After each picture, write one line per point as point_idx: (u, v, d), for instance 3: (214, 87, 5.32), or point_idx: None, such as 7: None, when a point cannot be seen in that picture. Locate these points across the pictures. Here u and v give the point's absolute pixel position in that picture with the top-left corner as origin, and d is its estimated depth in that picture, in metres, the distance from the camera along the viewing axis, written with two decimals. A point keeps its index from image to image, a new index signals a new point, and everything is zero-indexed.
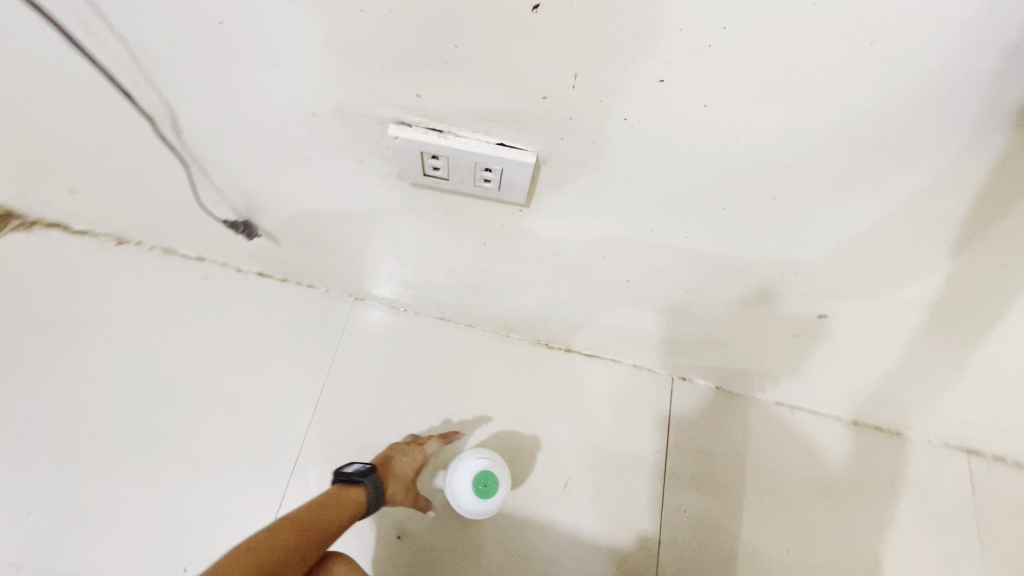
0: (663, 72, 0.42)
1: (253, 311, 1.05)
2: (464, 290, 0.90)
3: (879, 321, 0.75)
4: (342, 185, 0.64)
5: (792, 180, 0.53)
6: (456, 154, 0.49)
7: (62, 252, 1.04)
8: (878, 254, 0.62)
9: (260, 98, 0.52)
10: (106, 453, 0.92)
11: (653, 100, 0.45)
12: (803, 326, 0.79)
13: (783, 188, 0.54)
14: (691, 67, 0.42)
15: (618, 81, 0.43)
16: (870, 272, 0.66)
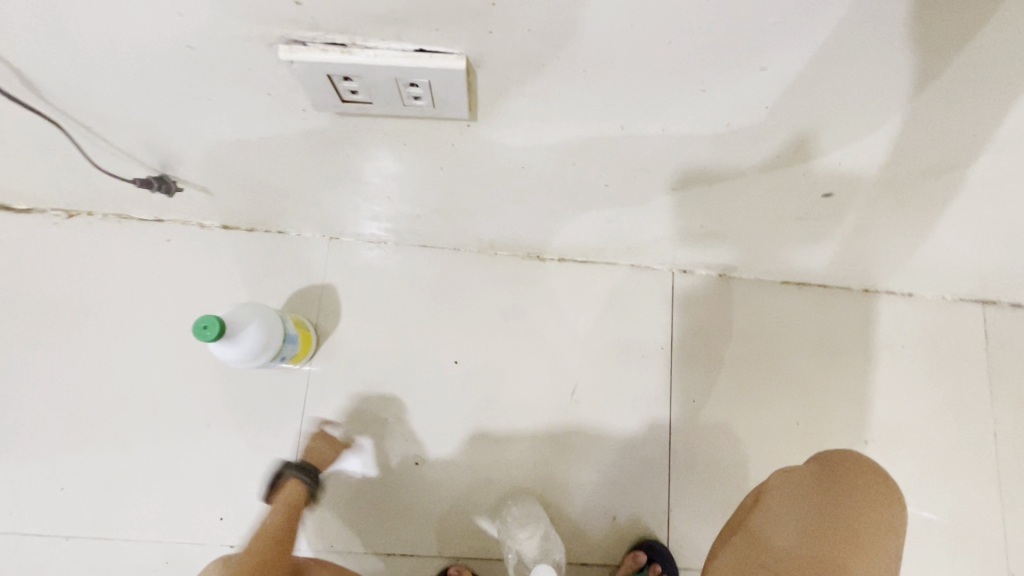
0: None
1: (226, 267, 1.00)
2: (437, 213, 0.83)
3: (901, 193, 0.65)
4: (260, 124, 0.55)
5: (799, 47, 0.41)
6: (369, 70, 0.39)
7: (14, 235, 0.98)
8: (907, 120, 0.51)
9: (118, 38, 0.42)
10: (118, 427, 0.94)
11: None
12: (822, 205, 0.69)
13: (789, 52, 0.42)
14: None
15: None
16: (907, 139, 0.54)
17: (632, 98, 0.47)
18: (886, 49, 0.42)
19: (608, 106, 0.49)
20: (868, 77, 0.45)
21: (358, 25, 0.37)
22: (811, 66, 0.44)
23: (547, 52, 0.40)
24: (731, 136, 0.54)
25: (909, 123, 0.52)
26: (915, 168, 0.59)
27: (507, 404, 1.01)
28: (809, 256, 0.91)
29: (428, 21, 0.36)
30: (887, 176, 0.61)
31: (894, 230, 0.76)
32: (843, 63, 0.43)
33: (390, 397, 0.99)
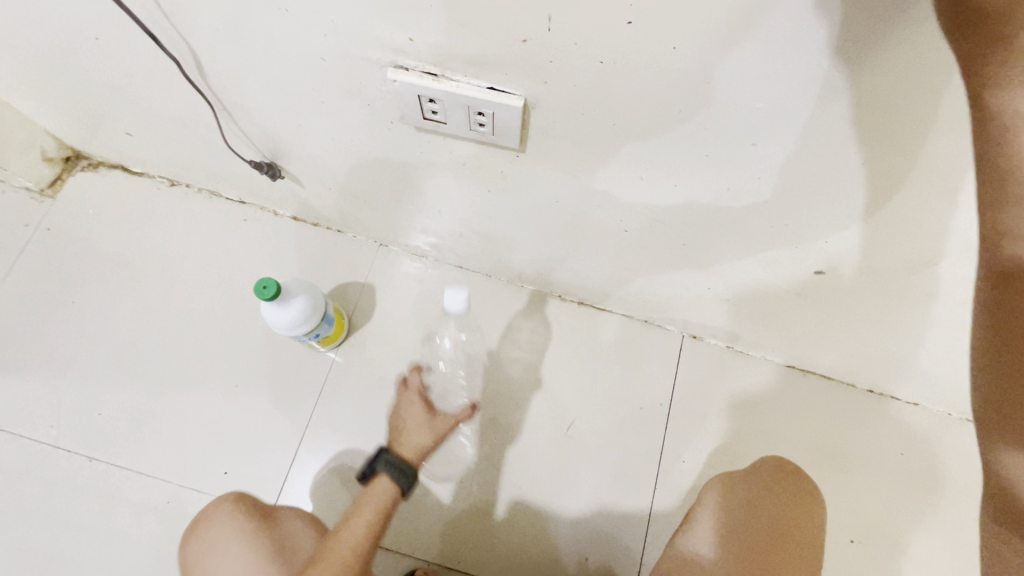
0: (674, 45, 0.40)
1: (287, 252, 1.13)
2: (478, 236, 0.95)
3: (894, 293, 0.71)
4: (354, 130, 0.68)
5: (788, 145, 0.49)
6: (450, 96, 0.52)
7: (123, 191, 1.15)
8: (895, 231, 0.57)
9: (270, 46, 0.56)
10: (160, 371, 1.05)
11: (636, 50, 0.42)
12: (819, 288, 0.75)
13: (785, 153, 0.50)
14: (655, 11, 0.38)
15: (612, 46, 0.42)
16: (896, 246, 0.60)
17: (652, 162, 0.57)
18: (870, 165, 0.49)
19: (632, 164, 0.58)
20: (851, 189, 0.53)
21: (450, 62, 0.49)
22: (805, 170, 0.51)
23: (587, 110, 0.51)
24: (735, 215, 0.63)
25: (895, 232, 0.58)
26: (904, 269, 0.64)
27: (505, 427, 1.07)
28: (812, 341, 0.96)
29: (501, 68, 0.48)
30: (877, 274, 0.67)
31: (891, 329, 0.81)
32: (832, 170, 0.51)
33: (400, 396, 1.07)
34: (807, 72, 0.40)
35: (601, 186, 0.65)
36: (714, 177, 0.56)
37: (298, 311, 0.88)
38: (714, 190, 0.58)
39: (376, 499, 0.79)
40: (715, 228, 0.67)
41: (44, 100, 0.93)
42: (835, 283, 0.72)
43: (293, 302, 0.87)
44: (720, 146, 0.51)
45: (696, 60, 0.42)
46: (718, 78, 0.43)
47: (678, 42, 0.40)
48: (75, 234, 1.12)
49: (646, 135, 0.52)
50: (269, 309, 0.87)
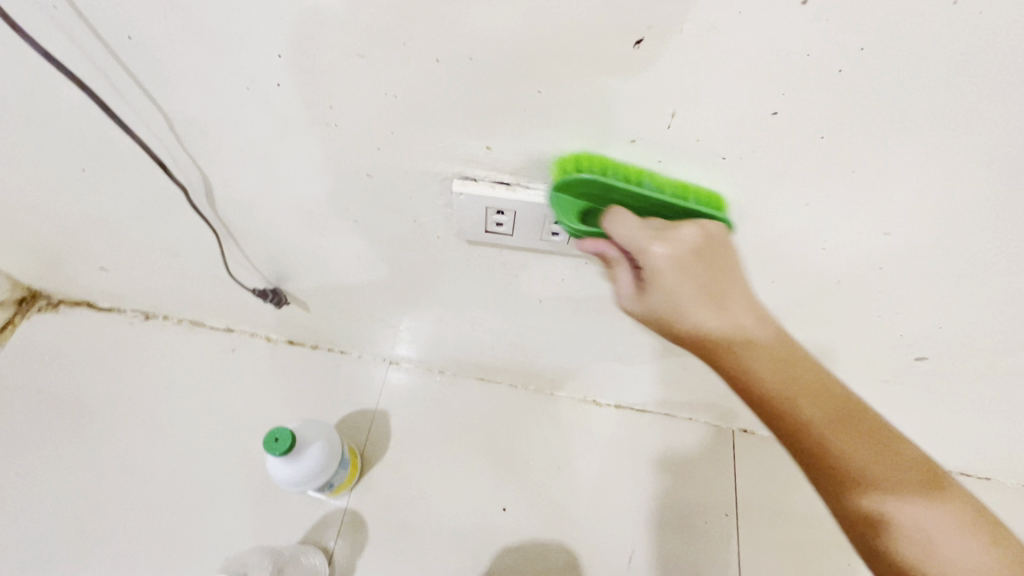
0: (821, 135, 0.37)
1: (282, 381, 0.99)
2: (510, 346, 0.84)
3: (1002, 370, 0.63)
4: (387, 243, 0.59)
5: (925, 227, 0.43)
6: (525, 207, 0.44)
7: (88, 331, 1.01)
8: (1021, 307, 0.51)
9: (304, 168, 0.49)
10: (122, 550, 0.84)
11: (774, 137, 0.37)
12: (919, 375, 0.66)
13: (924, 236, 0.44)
14: (810, 101, 0.34)
15: (744, 138, 0.38)
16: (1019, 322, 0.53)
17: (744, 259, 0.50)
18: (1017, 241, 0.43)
19: None
20: (987, 268, 0.46)
21: (529, 168, 0.42)
22: (933, 252, 0.45)
23: None
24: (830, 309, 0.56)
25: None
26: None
27: (554, 568, 0.89)
28: None
29: None
30: (987, 355, 0.59)
31: (994, 409, 0.72)
32: (974, 250, 0.44)
33: (428, 547, 0.88)
34: (980, 156, 0.36)
35: None
36: (826, 268, 0.49)
37: (315, 459, 0.76)
38: (820, 283, 0.51)
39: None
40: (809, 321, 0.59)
41: (5, 237, 0.82)
42: (939, 369, 0.64)
43: (308, 452, 0.74)
44: (839, 235, 0.45)
45: (840, 149, 0.37)
46: (863, 166, 0.38)
47: (826, 131, 0.36)
48: (26, 386, 0.95)
49: (753, 230, 0.46)
50: (272, 459, 0.74)
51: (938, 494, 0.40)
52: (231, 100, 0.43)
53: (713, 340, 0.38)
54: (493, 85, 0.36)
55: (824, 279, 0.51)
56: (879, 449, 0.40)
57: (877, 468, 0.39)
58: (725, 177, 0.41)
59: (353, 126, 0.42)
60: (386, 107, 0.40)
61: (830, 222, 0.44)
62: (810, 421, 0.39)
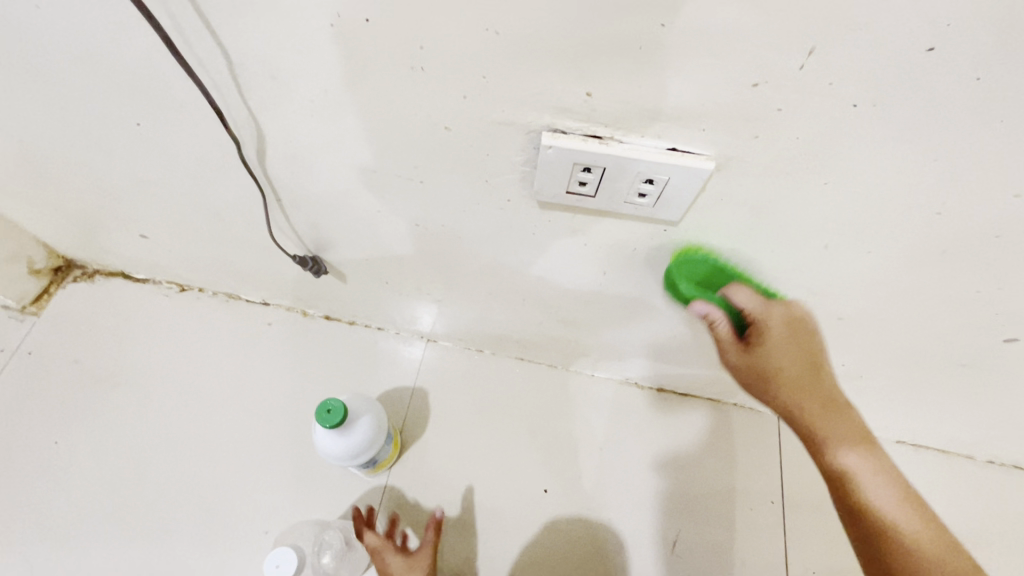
0: (978, 78, 0.32)
1: (318, 356, 0.97)
2: (558, 324, 0.81)
3: None
4: (450, 207, 0.57)
5: None
6: (620, 163, 0.41)
7: (122, 302, 0.99)
8: None
9: (375, 118, 0.47)
10: (162, 521, 0.83)
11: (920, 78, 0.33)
12: (1001, 359, 0.62)
13: None
14: (976, 35, 0.30)
15: (885, 82, 0.34)
16: None
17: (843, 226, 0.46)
18: None
19: (813, 230, 0.48)
20: None
21: (628, 117, 0.39)
22: None
23: (796, 164, 0.41)
24: (923, 285, 0.52)
25: None
26: None
27: (596, 551, 0.87)
28: (952, 416, 0.83)
29: (699, 121, 0.38)
30: None
31: None
32: None
33: (468, 526, 0.87)
34: None
35: (754, 260, 0.53)
36: (934, 236, 0.45)
37: (356, 436, 0.74)
38: (922, 253, 0.48)
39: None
40: (896, 299, 0.55)
41: (47, 200, 0.80)
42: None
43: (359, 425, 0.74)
44: (961, 199, 0.41)
45: (995, 94, 0.33)
46: (1013, 116, 0.35)
47: (984, 73, 0.32)
48: (63, 356, 0.95)
49: (862, 192, 0.42)
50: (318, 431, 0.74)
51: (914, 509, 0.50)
52: (311, 37, 0.41)
53: (766, 362, 0.51)
54: (609, 18, 0.33)
55: (927, 250, 0.47)
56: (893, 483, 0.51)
57: (888, 498, 0.50)
58: (849, 130, 0.37)
59: (439, 67, 0.39)
60: (483, 44, 0.36)
61: (955, 184, 0.40)
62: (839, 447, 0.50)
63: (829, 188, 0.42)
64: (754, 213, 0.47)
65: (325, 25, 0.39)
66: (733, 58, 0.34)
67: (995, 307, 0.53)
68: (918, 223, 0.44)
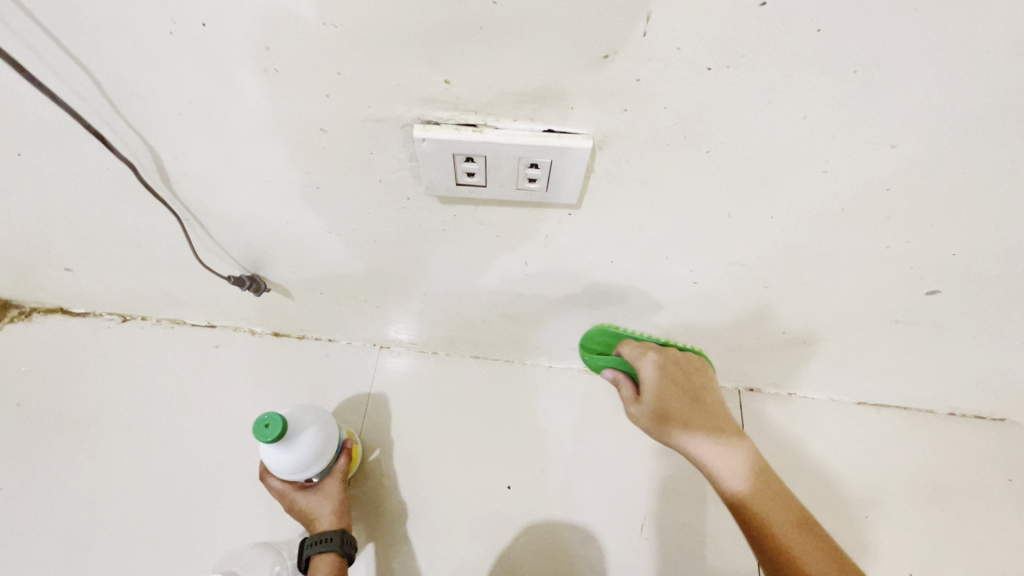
0: (817, 29, 0.33)
1: (270, 374, 0.96)
2: (501, 319, 0.81)
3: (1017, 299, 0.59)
4: (356, 210, 0.55)
5: (933, 134, 0.39)
6: (497, 151, 0.40)
7: (64, 338, 0.97)
8: None
9: (254, 127, 0.45)
10: (116, 559, 0.81)
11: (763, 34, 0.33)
12: (929, 312, 0.63)
13: (932, 145, 0.40)
14: None
15: (731, 44, 0.34)
16: None
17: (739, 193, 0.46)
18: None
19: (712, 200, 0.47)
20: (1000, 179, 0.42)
21: (494, 102, 0.38)
22: (942, 164, 0.41)
23: (675, 134, 0.40)
24: (834, 245, 0.52)
25: None
26: None
27: (564, 543, 0.86)
28: (900, 372, 0.83)
29: (566, 100, 0.38)
30: (1001, 283, 0.56)
31: (1008, 342, 0.69)
32: (986, 159, 0.41)
33: (433, 530, 0.86)
34: (991, 39, 0.33)
35: (665, 236, 0.53)
36: (831, 194, 0.45)
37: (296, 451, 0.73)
38: (824, 213, 0.47)
39: (320, 564, 0.71)
40: (813, 263, 0.55)
41: None
42: (950, 304, 0.60)
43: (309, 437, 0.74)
44: (841, 153, 0.41)
45: (837, 43, 0.33)
46: (865, 62, 0.35)
47: (820, 24, 0.32)
48: (5, 399, 0.92)
49: (747, 157, 0.42)
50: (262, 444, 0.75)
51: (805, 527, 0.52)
52: (164, 48, 0.39)
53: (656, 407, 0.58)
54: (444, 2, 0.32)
55: (826, 209, 0.47)
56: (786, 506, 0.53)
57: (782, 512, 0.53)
58: (713, 95, 0.37)
59: (297, 68, 0.39)
60: (333, 41, 0.36)
61: (831, 138, 0.40)
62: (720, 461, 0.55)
63: (714, 156, 0.42)
64: (650, 188, 0.46)
65: (172, 32, 0.38)
66: (577, 32, 0.33)
67: (908, 260, 0.53)
68: (810, 182, 0.44)
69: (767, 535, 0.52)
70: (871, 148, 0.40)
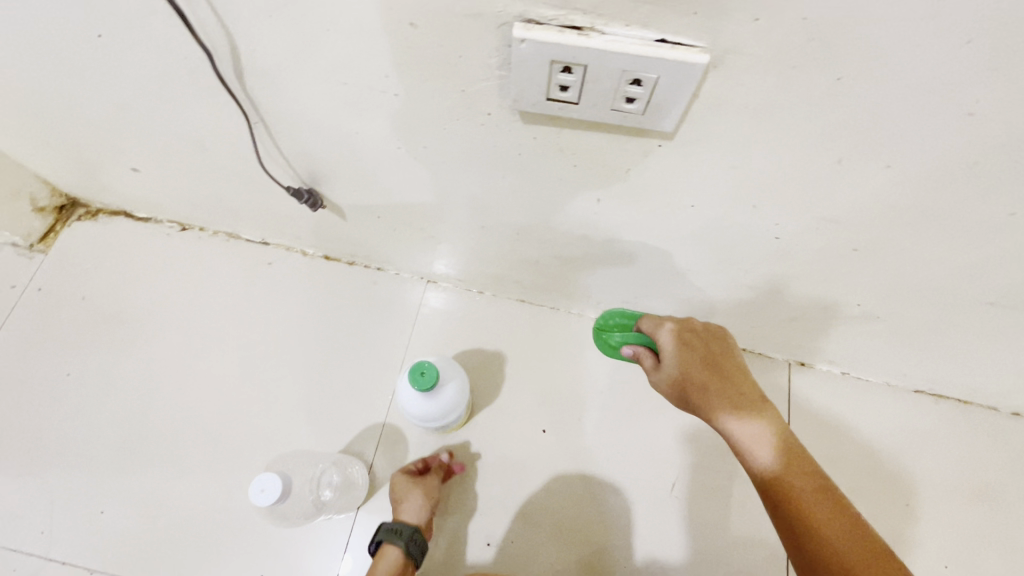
0: None
1: (318, 296, 0.97)
2: (556, 262, 0.78)
3: None
4: (430, 125, 0.53)
5: None
6: (600, 60, 0.37)
7: (126, 242, 1.00)
8: None
9: (337, 20, 0.43)
10: (171, 451, 0.86)
11: None
12: None
13: None
14: None
15: None
16: None
17: (858, 136, 0.41)
18: None
19: (824, 142, 0.42)
20: None
21: (607, 2, 0.35)
22: None
23: (802, 56, 0.36)
24: (948, 208, 0.47)
25: None
26: None
27: (594, 491, 0.87)
28: (974, 361, 0.78)
29: (691, 2, 0.34)
30: None
31: None
32: None
33: (467, 462, 0.88)
34: None
35: (758, 180, 0.49)
36: (966, 143, 0.40)
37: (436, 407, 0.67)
38: (951, 165, 0.42)
39: (391, 552, 0.74)
40: (918, 226, 0.50)
41: (37, 134, 0.79)
42: None
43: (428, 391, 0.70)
44: (993, 94, 0.36)
45: None
46: None
47: None
48: (72, 293, 0.96)
49: (881, 91, 0.37)
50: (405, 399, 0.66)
51: (829, 501, 0.52)
52: None
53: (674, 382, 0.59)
54: None
55: (954, 163, 0.42)
56: (808, 478, 0.53)
57: (801, 484, 0.53)
58: (860, 9, 0.32)
59: None
60: None
61: (988, 73, 0.34)
62: (734, 423, 0.56)
63: (841, 87, 0.37)
64: (756, 121, 0.42)
65: None
66: None
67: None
68: (945, 128, 0.39)
69: (786, 499, 0.53)
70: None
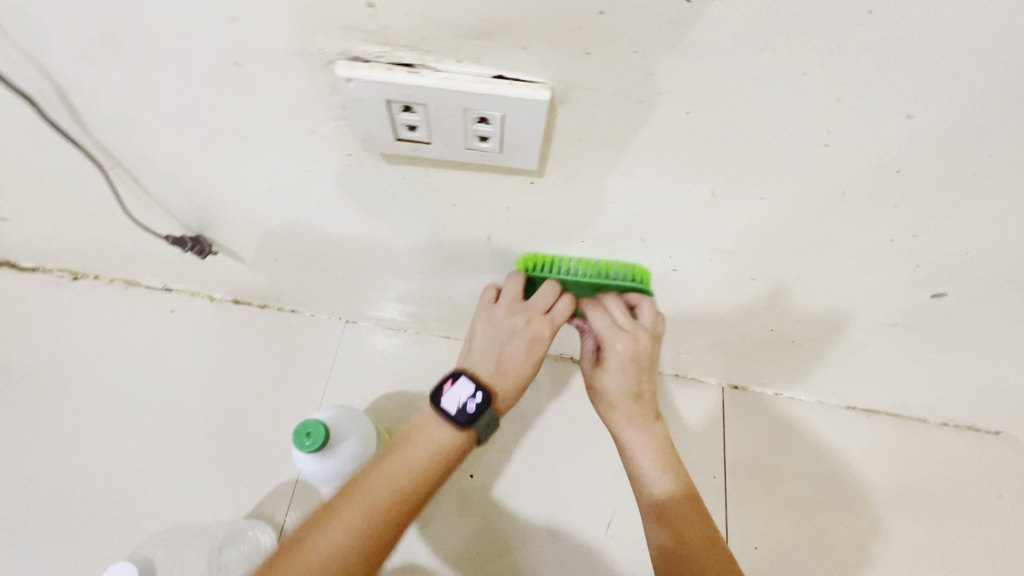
0: None
1: (227, 343, 0.90)
2: (470, 298, 0.75)
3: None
4: (293, 165, 0.49)
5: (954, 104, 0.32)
6: (435, 98, 0.34)
7: (10, 294, 0.91)
8: None
9: (158, 57, 0.39)
10: (52, 527, 0.77)
11: None
12: (933, 315, 0.56)
13: (954, 119, 0.33)
14: None
15: None
16: None
17: (724, 168, 0.39)
18: None
19: (692, 174, 0.40)
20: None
21: (429, 37, 0.32)
22: (963, 143, 0.35)
23: (644, 89, 0.33)
24: (831, 235, 0.45)
25: None
26: None
27: None
28: (893, 377, 0.78)
29: (516, 35, 0.31)
30: (1011, 287, 0.50)
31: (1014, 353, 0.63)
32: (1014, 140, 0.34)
33: None
34: None
35: (639, 212, 0.46)
36: (831, 171, 0.38)
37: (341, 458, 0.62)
38: (822, 194, 0.41)
39: (433, 432, 0.48)
40: (807, 253, 0.49)
41: None
42: (954, 308, 0.54)
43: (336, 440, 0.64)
44: (844, 124, 0.34)
45: None
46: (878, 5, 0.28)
47: None
48: None
49: (733, 122, 0.35)
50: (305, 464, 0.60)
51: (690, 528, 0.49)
52: None
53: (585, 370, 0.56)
54: None
55: (825, 191, 0.40)
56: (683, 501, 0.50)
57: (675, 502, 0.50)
58: (690, 41, 0.30)
59: None
60: None
61: (833, 103, 0.33)
62: (628, 428, 0.53)
63: (693, 120, 0.35)
64: (618, 155, 0.39)
65: None
66: None
67: (912, 257, 0.47)
68: (807, 158, 0.37)
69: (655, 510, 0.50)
70: (880, 120, 0.34)
